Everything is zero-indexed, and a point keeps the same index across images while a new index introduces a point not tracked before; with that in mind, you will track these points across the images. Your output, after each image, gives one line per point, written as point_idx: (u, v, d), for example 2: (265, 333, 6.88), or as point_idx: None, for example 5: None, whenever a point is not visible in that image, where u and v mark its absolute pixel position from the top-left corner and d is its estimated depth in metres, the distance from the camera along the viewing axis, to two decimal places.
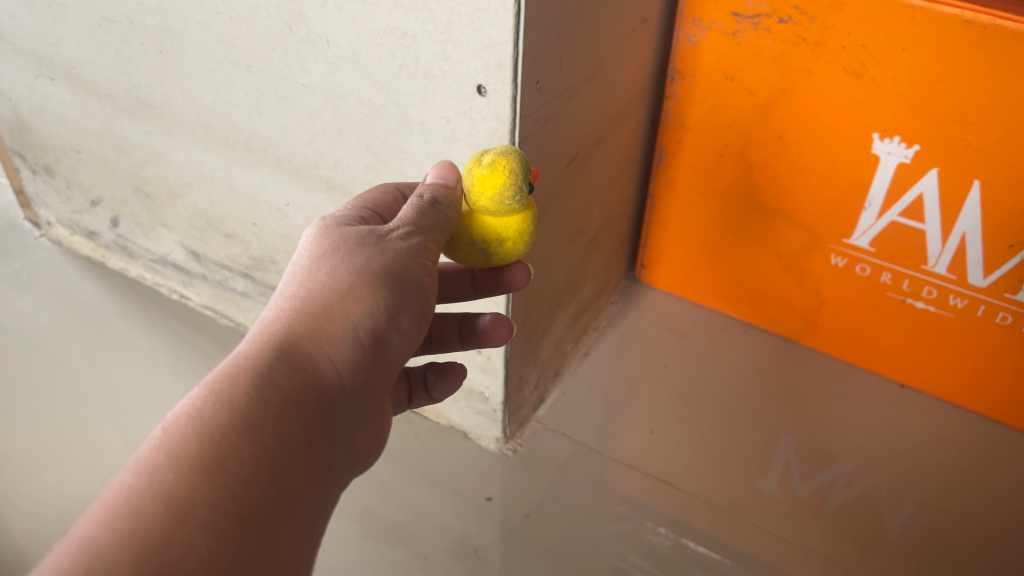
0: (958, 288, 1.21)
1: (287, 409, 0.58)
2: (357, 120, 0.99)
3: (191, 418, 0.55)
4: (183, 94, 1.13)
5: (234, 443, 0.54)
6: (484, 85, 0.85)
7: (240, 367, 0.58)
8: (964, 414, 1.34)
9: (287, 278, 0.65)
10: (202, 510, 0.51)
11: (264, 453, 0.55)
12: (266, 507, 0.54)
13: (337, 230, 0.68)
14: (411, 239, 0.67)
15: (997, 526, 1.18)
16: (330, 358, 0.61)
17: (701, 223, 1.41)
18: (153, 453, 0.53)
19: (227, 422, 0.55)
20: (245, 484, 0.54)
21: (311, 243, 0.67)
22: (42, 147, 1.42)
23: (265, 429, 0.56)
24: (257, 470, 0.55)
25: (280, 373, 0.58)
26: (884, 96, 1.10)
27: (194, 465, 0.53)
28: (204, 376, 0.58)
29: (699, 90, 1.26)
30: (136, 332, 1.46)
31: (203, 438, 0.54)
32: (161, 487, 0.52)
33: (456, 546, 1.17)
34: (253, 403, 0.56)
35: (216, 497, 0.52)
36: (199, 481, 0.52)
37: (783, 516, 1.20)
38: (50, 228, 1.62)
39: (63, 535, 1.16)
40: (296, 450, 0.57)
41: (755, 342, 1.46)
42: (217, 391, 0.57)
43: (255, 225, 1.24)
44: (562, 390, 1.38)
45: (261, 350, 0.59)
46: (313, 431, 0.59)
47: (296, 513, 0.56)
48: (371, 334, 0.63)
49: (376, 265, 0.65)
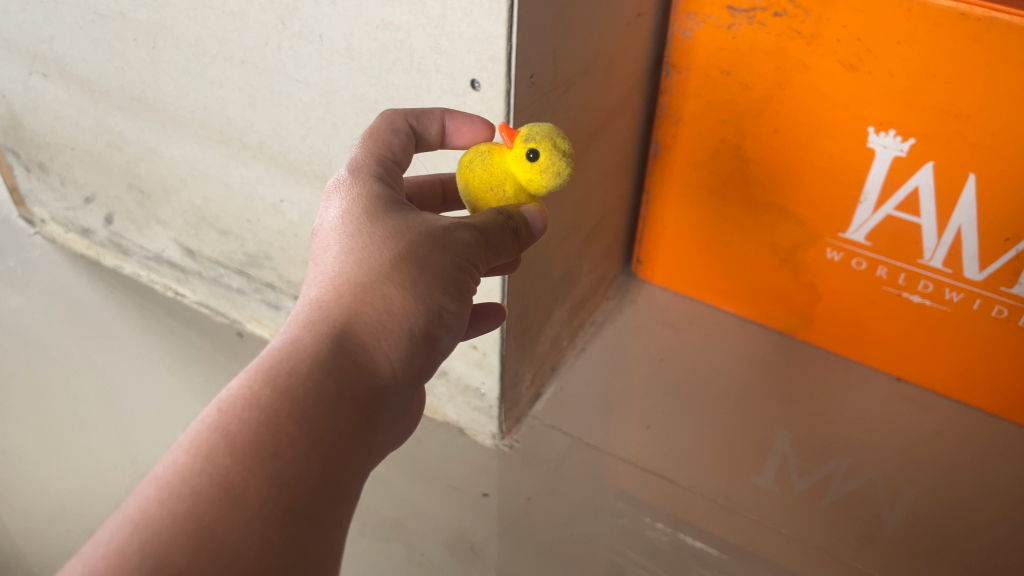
0: (953, 281, 1.21)
1: (341, 403, 0.59)
2: (351, 115, 0.99)
3: (246, 403, 0.56)
4: (177, 90, 1.13)
5: (289, 432, 0.55)
6: (478, 79, 0.85)
7: (299, 361, 0.59)
8: (960, 407, 1.34)
9: (341, 258, 0.65)
10: (257, 496, 0.53)
11: (319, 444, 0.56)
12: (320, 495, 0.56)
13: (396, 210, 0.67)
14: (477, 240, 0.66)
15: (994, 519, 1.18)
16: (384, 355, 0.62)
17: (698, 218, 1.41)
18: (209, 434, 0.55)
19: (281, 411, 0.56)
20: (299, 472, 0.55)
21: (370, 221, 0.66)
22: (35, 144, 1.41)
23: (319, 423, 0.57)
24: (304, 459, 0.55)
25: (337, 372, 0.59)
26: (880, 89, 1.10)
27: (250, 449, 0.54)
28: (261, 361, 0.59)
29: (694, 85, 1.25)
30: (131, 330, 1.46)
31: (260, 424, 0.55)
32: (220, 471, 0.53)
33: (453, 542, 1.17)
34: (309, 398, 0.57)
35: (269, 485, 0.53)
36: (256, 468, 0.54)
37: (780, 511, 1.20)
38: (45, 226, 1.62)
39: (59, 533, 1.16)
40: (345, 437, 0.58)
41: (752, 337, 1.46)
42: (274, 380, 0.57)
43: (250, 221, 1.24)
44: (559, 385, 1.38)
45: (319, 344, 0.60)
46: (362, 422, 0.60)
47: (344, 503, 0.58)
48: (424, 331, 0.64)
49: (437, 263, 0.64)
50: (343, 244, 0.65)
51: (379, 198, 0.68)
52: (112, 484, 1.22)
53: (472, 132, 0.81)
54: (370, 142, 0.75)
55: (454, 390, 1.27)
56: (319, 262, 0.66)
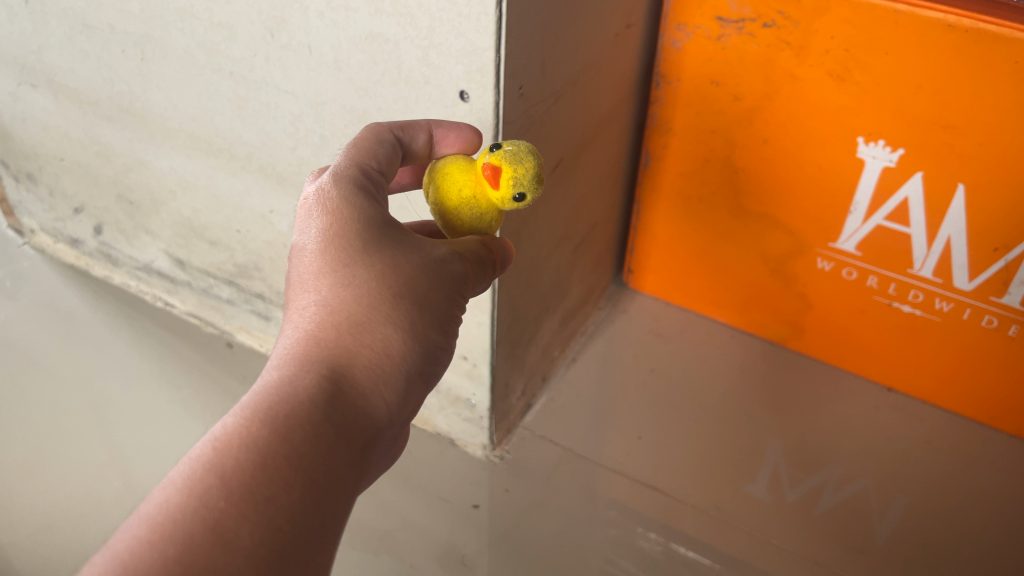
0: (943, 291, 1.21)
1: (339, 444, 0.60)
2: (340, 126, 0.98)
3: (243, 444, 0.57)
4: (166, 101, 1.13)
5: (286, 477, 0.56)
6: (466, 91, 0.85)
7: (300, 402, 0.60)
8: (951, 417, 1.34)
9: (337, 291, 0.65)
10: (249, 542, 0.53)
11: (313, 488, 0.57)
12: (313, 539, 0.57)
13: (387, 241, 0.67)
14: (465, 274, 0.70)
15: (985, 528, 1.18)
16: (380, 396, 0.64)
17: (688, 228, 1.41)
18: (203, 474, 0.55)
19: (280, 455, 0.57)
20: (292, 517, 0.56)
21: (364, 254, 0.66)
22: (24, 154, 1.41)
23: (314, 464, 0.58)
24: (298, 503, 0.56)
25: (336, 416, 0.61)
26: (869, 100, 1.10)
27: (240, 494, 0.55)
28: (258, 401, 0.59)
29: (684, 95, 1.25)
30: (121, 340, 1.45)
31: (255, 465, 0.56)
32: (214, 515, 0.54)
33: (443, 554, 1.16)
34: (308, 441, 0.58)
35: (262, 530, 0.54)
36: (249, 512, 0.54)
37: (772, 521, 1.20)
38: (34, 236, 1.61)
39: (47, 546, 1.15)
40: (340, 480, 0.59)
41: (743, 347, 1.46)
42: (273, 421, 0.58)
43: (239, 232, 1.23)
44: (550, 396, 1.38)
45: (317, 385, 0.61)
46: (358, 461, 0.62)
47: (330, 542, 0.59)
48: (417, 369, 0.67)
49: (431, 299, 0.67)
50: (336, 274, 0.65)
51: (371, 219, 0.67)
52: (102, 496, 1.21)
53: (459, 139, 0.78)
54: (353, 150, 0.73)
55: (444, 402, 1.27)
56: (309, 288, 0.66)
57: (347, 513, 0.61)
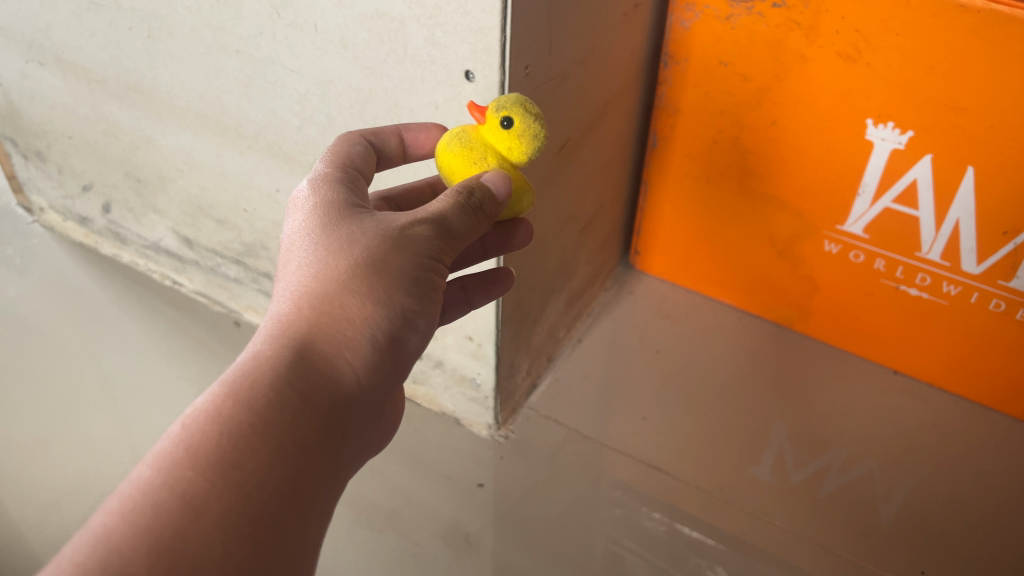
0: (951, 274, 1.20)
1: (304, 412, 0.61)
2: (346, 105, 0.98)
3: (210, 416, 0.58)
4: (173, 79, 1.13)
5: (251, 444, 0.58)
6: (472, 71, 0.84)
7: (262, 373, 0.61)
8: (958, 400, 1.34)
9: (305, 269, 0.66)
10: (217, 508, 0.55)
11: (282, 456, 0.59)
12: (287, 507, 0.58)
13: (350, 219, 0.68)
14: (436, 235, 0.67)
15: (990, 512, 1.18)
16: (347, 363, 0.64)
17: (695, 208, 1.40)
18: (174, 450, 0.57)
19: (245, 423, 0.58)
20: (261, 484, 0.57)
21: (326, 233, 0.67)
22: (33, 132, 1.41)
23: (280, 433, 0.59)
24: (272, 470, 0.58)
25: (296, 378, 0.61)
26: (879, 81, 1.09)
27: (209, 461, 0.56)
28: (224, 374, 0.61)
29: (693, 76, 1.25)
30: (130, 318, 1.46)
31: (223, 437, 0.57)
32: (181, 484, 0.55)
33: (447, 532, 1.17)
34: (273, 407, 0.60)
35: (232, 496, 0.56)
36: (219, 481, 0.56)
37: (776, 503, 1.21)
38: (43, 214, 1.61)
39: (57, 520, 1.16)
40: (311, 450, 0.60)
41: (749, 329, 1.46)
42: (237, 390, 0.60)
43: (246, 211, 1.23)
44: (556, 376, 1.38)
45: (279, 355, 0.62)
46: (328, 431, 0.62)
47: (310, 513, 0.60)
48: (388, 336, 0.66)
49: (393, 265, 0.65)
50: (304, 253, 0.67)
51: (338, 203, 0.70)
52: (110, 471, 1.23)
53: (429, 139, 0.84)
54: (330, 157, 0.77)
55: (449, 381, 1.27)
56: (284, 273, 0.68)
57: (328, 482, 0.62)
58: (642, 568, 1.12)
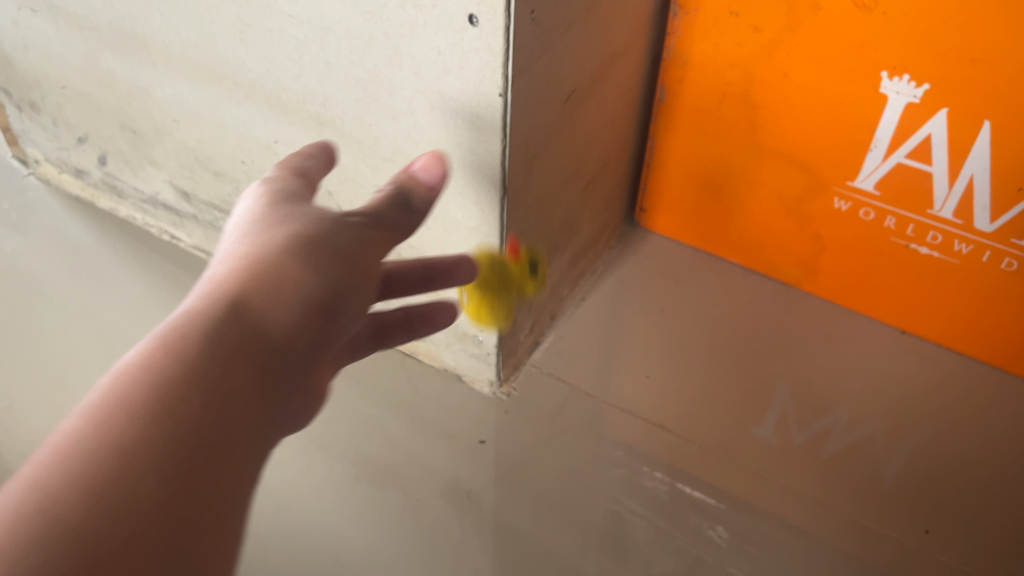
0: (963, 232, 1.18)
1: (240, 366, 0.58)
2: (345, 52, 0.95)
3: (141, 366, 0.54)
4: (168, 26, 1.09)
5: (183, 391, 0.53)
6: (475, 15, 0.81)
7: (197, 324, 0.59)
8: (965, 361, 1.33)
9: (241, 248, 0.67)
10: (151, 446, 0.50)
11: (215, 406, 0.54)
12: (216, 451, 0.53)
13: (288, 210, 0.72)
14: (368, 224, 0.74)
15: (994, 473, 1.18)
16: (277, 323, 0.62)
17: (702, 164, 1.38)
18: (116, 390, 0.52)
19: (177, 372, 0.54)
20: (194, 431, 0.52)
21: (267, 218, 0.70)
22: (26, 82, 1.38)
23: (209, 380, 0.55)
24: (202, 417, 0.53)
25: (231, 334, 0.59)
26: (895, 32, 1.05)
27: (150, 410, 0.51)
28: (156, 327, 0.59)
29: (703, 27, 1.21)
30: (128, 274, 1.45)
31: (158, 384, 0.53)
32: (141, 402, 0.51)
33: (449, 489, 1.17)
34: (203, 356, 0.57)
35: (161, 437, 0.50)
36: (152, 421, 0.51)
37: (779, 462, 1.20)
38: (39, 167, 1.59)
39: None
40: (243, 404, 0.57)
41: (755, 288, 1.45)
42: (169, 341, 0.57)
43: (245, 163, 1.21)
44: (558, 334, 1.37)
45: (212, 310, 0.60)
46: (263, 390, 0.59)
47: (245, 462, 0.55)
48: (316, 305, 0.64)
49: (323, 244, 0.67)
50: (240, 240, 0.69)
51: (281, 199, 0.73)
52: None
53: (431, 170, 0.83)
54: (286, 162, 0.80)
55: (450, 338, 1.24)
56: (217, 257, 0.68)
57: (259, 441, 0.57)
58: (643, 527, 1.12)
